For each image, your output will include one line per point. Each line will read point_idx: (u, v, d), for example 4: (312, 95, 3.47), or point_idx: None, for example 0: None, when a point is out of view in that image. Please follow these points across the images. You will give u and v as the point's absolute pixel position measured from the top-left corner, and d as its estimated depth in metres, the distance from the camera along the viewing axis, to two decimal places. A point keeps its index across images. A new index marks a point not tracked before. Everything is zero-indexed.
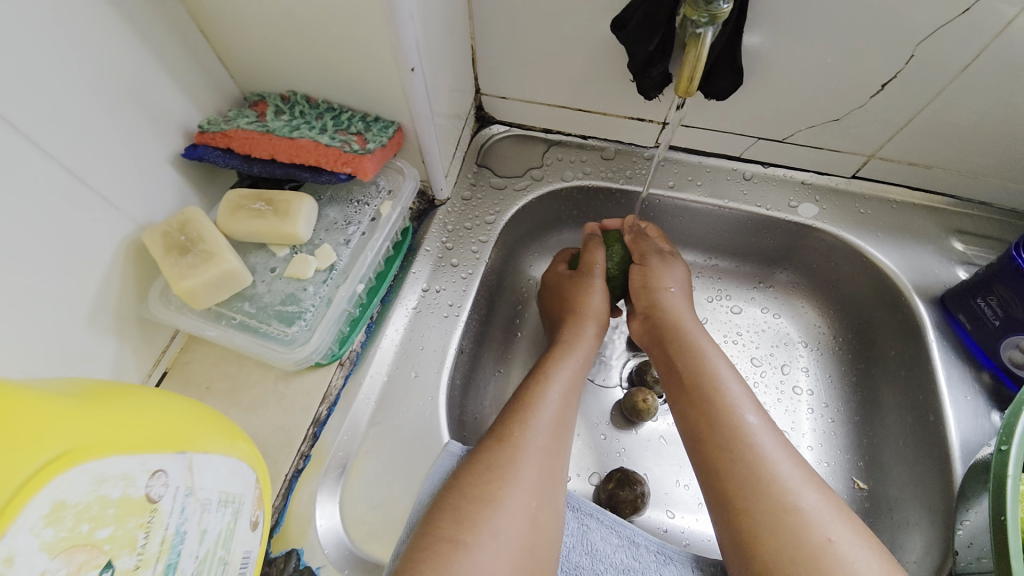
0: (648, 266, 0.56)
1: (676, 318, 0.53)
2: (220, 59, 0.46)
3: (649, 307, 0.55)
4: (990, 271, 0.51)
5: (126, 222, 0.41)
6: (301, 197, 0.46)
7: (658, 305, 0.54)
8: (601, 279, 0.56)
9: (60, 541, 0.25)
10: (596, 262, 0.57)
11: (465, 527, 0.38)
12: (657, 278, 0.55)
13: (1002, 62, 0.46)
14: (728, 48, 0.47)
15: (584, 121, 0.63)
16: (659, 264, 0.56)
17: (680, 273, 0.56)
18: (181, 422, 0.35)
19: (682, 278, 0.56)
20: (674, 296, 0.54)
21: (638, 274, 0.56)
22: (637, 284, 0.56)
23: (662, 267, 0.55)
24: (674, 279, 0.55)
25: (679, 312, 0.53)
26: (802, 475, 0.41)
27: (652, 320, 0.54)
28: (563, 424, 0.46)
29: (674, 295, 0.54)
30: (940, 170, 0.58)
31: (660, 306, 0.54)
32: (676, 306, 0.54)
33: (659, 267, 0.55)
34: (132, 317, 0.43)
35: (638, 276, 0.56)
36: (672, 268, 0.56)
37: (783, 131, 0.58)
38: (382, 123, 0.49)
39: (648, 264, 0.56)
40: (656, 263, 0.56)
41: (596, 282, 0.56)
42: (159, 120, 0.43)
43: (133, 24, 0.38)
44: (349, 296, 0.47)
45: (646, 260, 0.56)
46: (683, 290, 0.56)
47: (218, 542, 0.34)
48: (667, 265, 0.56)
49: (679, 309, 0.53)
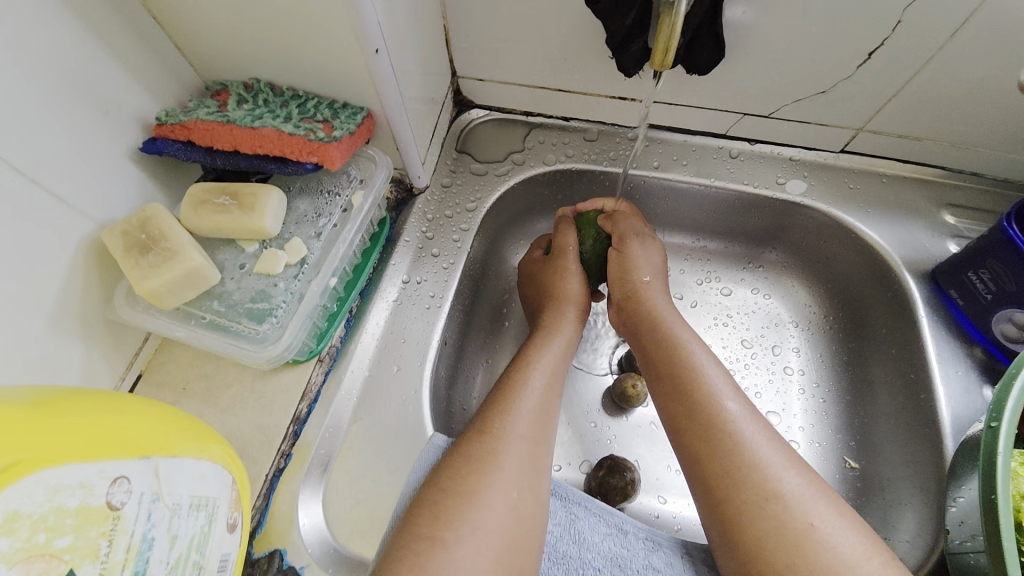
0: (626, 252, 0.54)
1: (652, 308, 0.52)
2: (177, 47, 0.44)
3: (625, 297, 0.53)
4: (980, 245, 0.50)
5: (84, 221, 0.39)
6: (267, 189, 0.44)
7: (636, 292, 0.53)
8: (574, 259, 0.56)
9: (16, 551, 0.24)
10: (567, 243, 0.56)
11: (443, 523, 0.37)
12: (634, 269, 0.53)
13: (993, 26, 0.44)
14: (708, 20, 0.46)
15: (564, 102, 0.61)
16: (637, 247, 0.54)
17: (655, 255, 0.55)
18: (144, 428, 0.34)
19: (658, 260, 0.55)
20: (650, 287, 0.53)
21: (617, 261, 0.54)
22: (615, 272, 0.55)
23: (640, 251, 0.54)
24: (649, 265, 0.54)
25: (655, 302, 0.52)
26: (785, 461, 0.40)
27: (628, 310, 0.53)
28: (547, 414, 0.46)
29: (652, 285, 0.53)
30: (930, 142, 0.56)
31: (637, 293, 0.53)
32: (653, 295, 0.53)
33: (637, 251, 0.54)
34: (98, 320, 0.42)
35: (616, 262, 0.54)
36: (649, 251, 0.54)
37: (769, 106, 0.57)
38: (350, 109, 0.47)
39: (627, 249, 0.54)
40: (633, 246, 0.54)
41: (570, 265, 0.55)
42: (113, 114, 0.41)
43: (77, 11, 0.36)
44: (321, 291, 0.45)
45: (625, 242, 0.54)
46: (659, 277, 0.54)
47: (191, 547, 0.33)
48: (644, 247, 0.54)
49: (655, 296, 0.53)
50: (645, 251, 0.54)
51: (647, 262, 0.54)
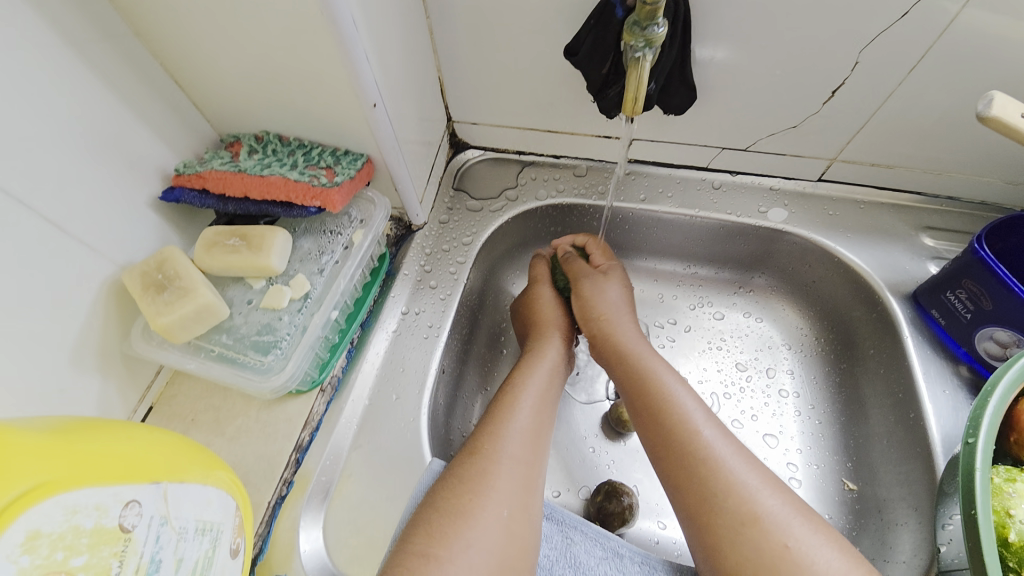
0: (584, 295, 0.57)
1: (617, 341, 0.54)
2: (196, 106, 0.49)
3: (595, 337, 0.56)
4: (956, 265, 0.51)
5: (106, 263, 0.43)
6: (274, 231, 0.48)
7: (600, 331, 0.55)
8: (546, 286, 0.60)
9: (36, 567, 0.26)
10: (540, 276, 0.61)
11: (437, 540, 0.38)
12: (592, 305, 0.57)
13: (945, 62, 0.47)
14: (678, 66, 0.50)
15: (553, 142, 0.65)
16: (590, 286, 0.58)
17: (615, 293, 0.57)
18: (157, 454, 0.36)
19: (618, 295, 0.57)
20: (610, 322, 0.55)
21: (578, 306, 0.58)
22: (579, 315, 0.58)
23: (593, 290, 0.57)
24: (608, 304, 0.57)
25: (621, 336, 0.54)
26: (759, 483, 0.41)
27: (598, 346, 0.55)
28: (538, 435, 0.47)
29: (610, 320, 0.55)
30: (904, 168, 0.59)
31: (601, 331, 0.55)
32: (615, 331, 0.55)
33: (592, 293, 0.57)
34: (116, 354, 0.45)
35: (578, 305, 0.58)
36: (604, 289, 0.57)
37: (745, 140, 0.60)
38: (351, 156, 0.51)
39: (582, 291, 0.58)
40: (589, 289, 0.57)
41: (544, 292, 0.60)
42: (137, 167, 0.45)
43: (109, 79, 0.41)
44: (323, 323, 0.48)
45: (578, 286, 0.58)
46: (622, 313, 0.56)
47: (196, 570, 0.35)
48: (597, 287, 0.57)
49: (620, 332, 0.54)
50: (602, 288, 0.57)
51: (604, 301, 0.57)
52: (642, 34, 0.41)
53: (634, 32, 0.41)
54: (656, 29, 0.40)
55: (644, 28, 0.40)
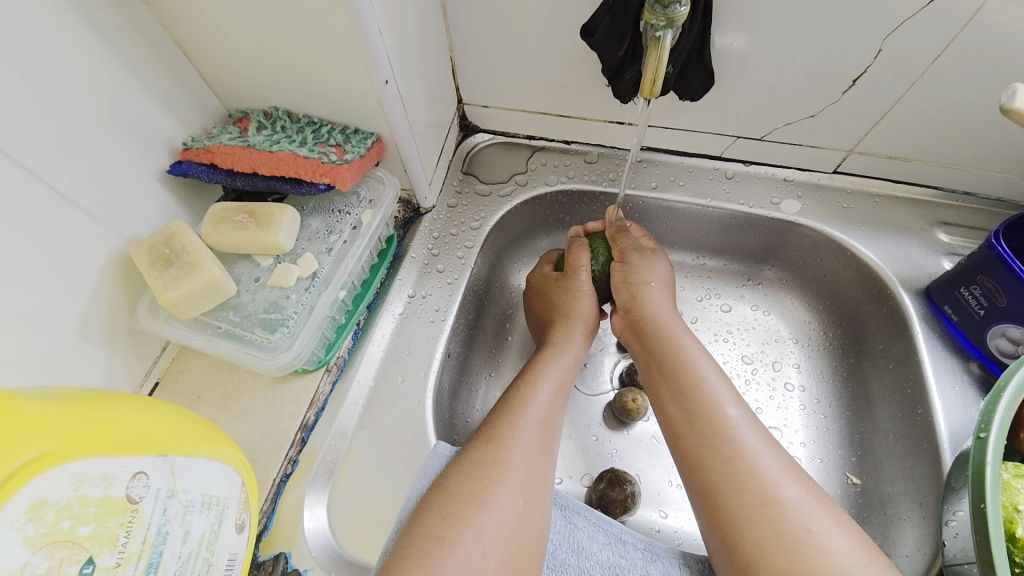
0: (631, 265, 0.56)
1: (655, 313, 0.53)
2: (205, 79, 0.48)
3: (630, 300, 0.55)
4: (971, 261, 0.51)
5: (113, 237, 0.43)
6: (282, 208, 0.48)
7: (638, 299, 0.54)
8: (586, 276, 0.57)
9: (40, 537, 0.26)
10: (581, 265, 0.57)
11: (449, 524, 0.38)
12: (637, 274, 0.55)
13: (970, 53, 0.46)
14: (696, 51, 0.48)
15: (564, 127, 0.64)
16: (639, 259, 0.56)
17: (661, 268, 0.56)
18: (165, 427, 0.36)
19: (664, 270, 0.56)
20: (654, 291, 0.54)
21: (620, 274, 0.56)
22: (618, 279, 0.56)
23: (642, 263, 0.56)
24: (655, 275, 0.55)
25: (661, 309, 0.53)
26: (782, 468, 0.41)
27: (632, 315, 0.54)
28: (551, 424, 0.47)
29: (654, 289, 0.54)
30: (921, 162, 0.58)
31: (640, 300, 0.54)
32: (657, 300, 0.54)
33: (641, 265, 0.56)
34: (122, 329, 0.44)
35: (620, 273, 0.56)
36: (651, 263, 0.56)
37: (760, 129, 0.59)
38: (361, 134, 0.50)
39: (631, 261, 0.56)
40: (637, 259, 0.56)
41: (582, 284, 0.56)
42: (145, 139, 0.45)
43: (116, 49, 0.40)
44: (331, 302, 0.48)
45: (629, 257, 0.56)
46: (664, 287, 0.56)
47: (202, 543, 0.35)
48: (646, 261, 0.56)
49: (658, 304, 0.54)
50: (646, 261, 0.56)
51: (653, 272, 0.55)
52: (663, 12, 0.40)
53: (655, 11, 0.40)
54: (678, 7, 0.39)
55: (665, 7, 0.39)
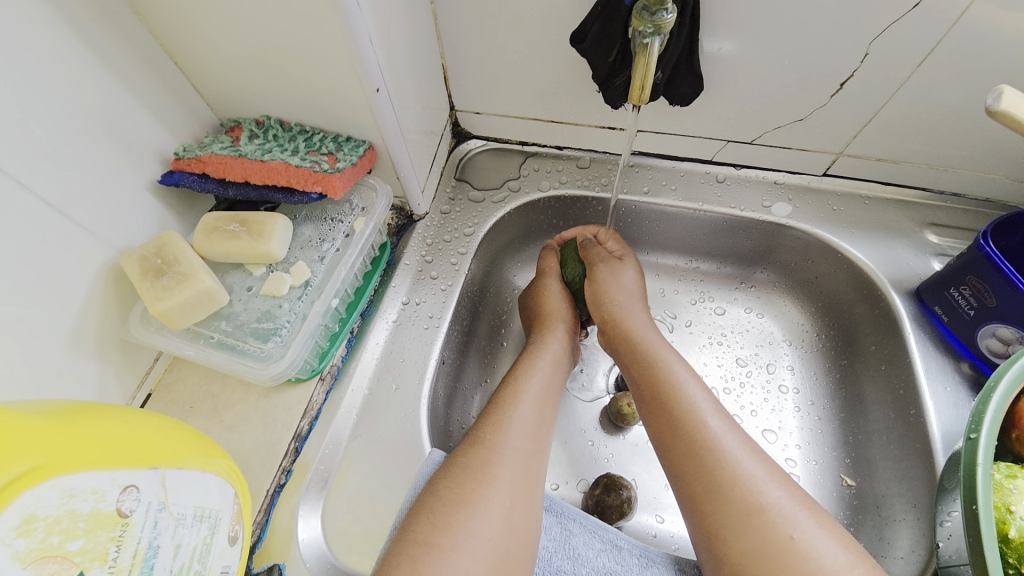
0: (598, 281, 0.56)
1: (628, 331, 0.53)
2: (196, 88, 0.48)
3: (604, 322, 0.55)
4: (960, 261, 0.51)
5: (104, 248, 0.43)
6: (274, 217, 0.48)
7: (610, 319, 0.55)
8: (556, 279, 0.60)
9: (31, 552, 0.26)
10: (550, 266, 0.61)
11: (441, 530, 0.38)
12: (604, 290, 0.56)
13: (955, 56, 0.46)
14: (685, 56, 0.49)
15: (556, 133, 0.65)
16: (606, 273, 0.57)
17: (629, 278, 0.57)
18: (156, 439, 0.36)
19: (632, 280, 0.57)
20: (623, 308, 0.55)
21: (590, 291, 0.57)
22: (590, 300, 0.57)
23: (608, 277, 0.56)
24: (623, 289, 0.56)
25: (633, 324, 0.53)
26: (765, 474, 0.41)
27: (610, 335, 0.55)
28: (540, 427, 0.47)
29: (624, 307, 0.55)
30: (910, 164, 0.59)
31: (611, 320, 0.54)
32: (629, 317, 0.54)
33: (608, 279, 0.56)
34: (114, 340, 0.44)
35: (590, 292, 0.57)
36: (619, 274, 0.57)
37: (750, 133, 0.59)
38: (353, 142, 0.50)
39: (597, 276, 0.57)
40: (602, 274, 0.57)
41: (550, 285, 0.59)
42: (137, 150, 0.45)
43: (107, 59, 0.40)
44: (324, 311, 0.48)
45: (595, 270, 0.57)
46: (635, 298, 0.56)
47: (194, 556, 0.35)
48: (613, 273, 0.57)
49: (631, 318, 0.54)
50: (612, 274, 0.57)
51: (619, 286, 0.56)
52: (650, 19, 0.40)
53: (643, 18, 0.40)
54: (665, 14, 0.40)
55: (653, 14, 0.40)
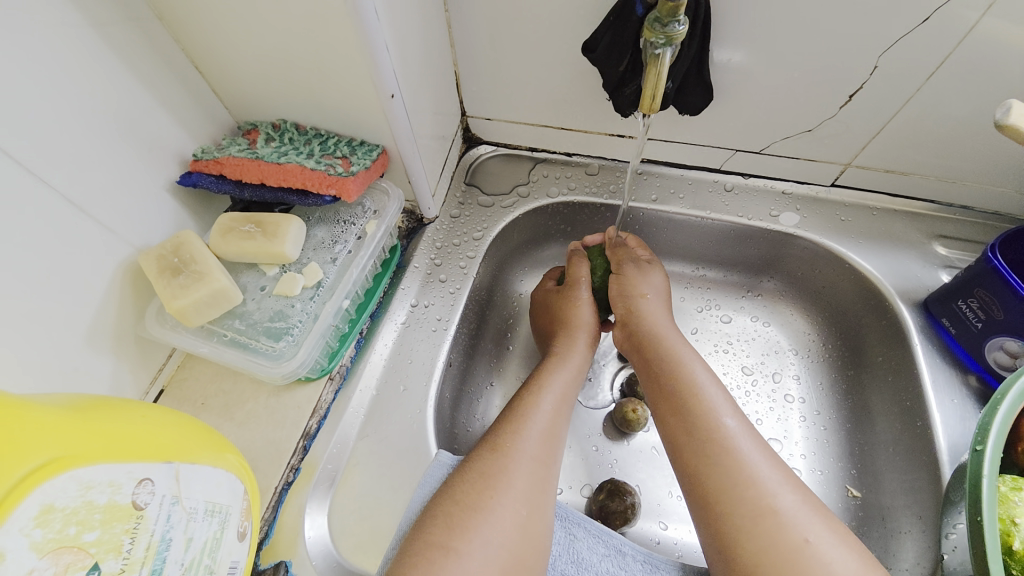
0: (624, 277, 0.56)
1: (652, 324, 0.53)
2: (215, 92, 0.50)
3: (627, 313, 0.55)
4: (968, 274, 0.51)
5: (122, 246, 0.44)
6: (289, 219, 0.49)
7: (635, 312, 0.55)
8: (586, 290, 0.57)
9: (48, 542, 0.26)
10: (580, 275, 0.58)
11: (456, 534, 0.39)
12: (633, 286, 0.56)
13: (963, 70, 0.47)
14: (695, 66, 0.50)
15: (566, 140, 0.65)
16: (634, 271, 0.57)
17: (657, 279, 0.57)
18: (170, 434, 0.36)
19: (660, 281, 0.57)
20: (650, 302, 0.55)
21: (615, 284, 0.56)
22: (614, 293, 0.56)
23: (637, 275, 0.56)
24: (650, 286, 0.56)
25: (656, 320, 0.54)
26: (779, 477, 0.41)
27: (630, 327, 0.54)
28: (555, 434, 0.47)
29: (651, 301, 0.55)
30: (918, 176, 0.59)
31: (636, 313, 0.54)
32: (654, 311, 0.54)
33: (635, 276, 0.56)
34: (130, 336, 0.45)
35: (615, 285, 0.56)
36: (648, 275, 0.57)
37: (758, 143, 0.60)
38: (366, 146, 0.51)
39: (625, 273, 0.56)
40: (632, 271, 0.56)
41: (582, 295, 0.57)
42: (156, 151, 0.46)
43: (130, 63, 0.42)
44: (335, 311, 0.49)
45: (622, 269, 0.57)
46: (660, 297, 0.56)
47: (204, 551, 0.35)
48: (642, 273, 0.57)
49: (655, 314, 0.54)
50: (642, 274, 0.57)
51: (647, 283, 0.56)
52: (662, 31, 0.41)
53: (654, 29, 0.41)
54: (677, 26, 0.41)
55: (665, 25, 0.40)
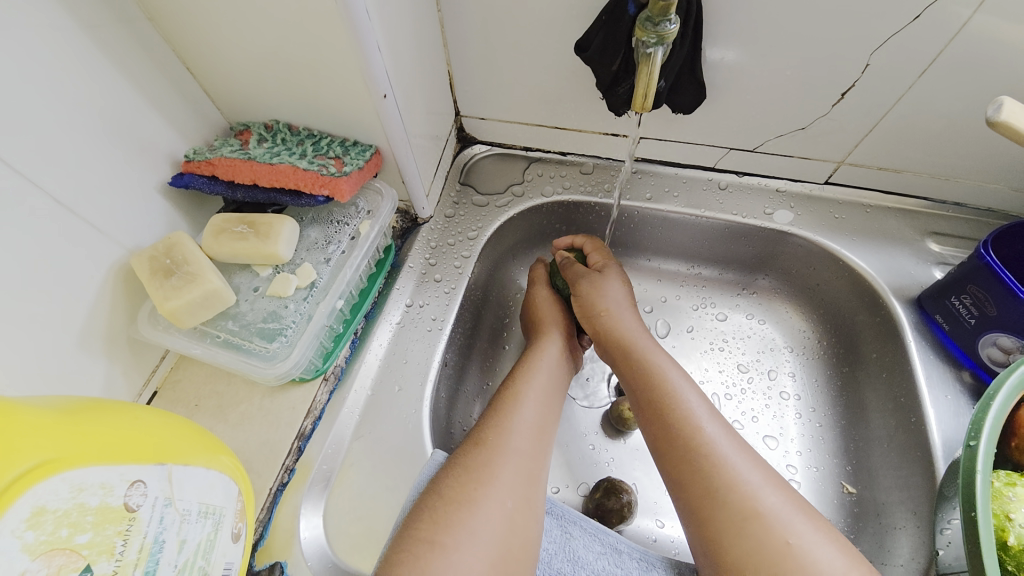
0: (582, 296, 0.56)
1: (621, 336, 0.53)
2: (207, 92, 0.49)
3: (595, 332, 0.55)
4: (961, 271, 0.52)
5: (114, 247, 0.43)
6: (282, 219, 0.48)
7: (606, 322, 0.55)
8: (545, 289, 0.61)
9: (41, 544, 0.26)
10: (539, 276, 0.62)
11: (441, 528, 0.39)
12: (592, 304, 0.56)
13: (956, 67, 0.47)
14: (688, 64, 0.50)
15: (560, 139, 0.66)
16: (588, 287, 0.57)
17: (615, 289, 0.56)
18: (162, 436, 0.36)
19: (618, 292, 0.56)
20: (612, 317, 0.54)
21: (577, 305, 0.57)
22: (580, 313, 0.57)
23: (593, 290, 0.56)
24: (610, 301, 0.56)
25: (626, 330, 0.54)
26: (762, 479, 0.41)
27: (600, 339, 0.55)
28: (543, 430, 0.47)
29: (613, 315, 0.55)
30: (911, 173, 0.59)
31: (606, 326, 0.54)
32: (619, 325, 0.54)
33: (591, 293, 0.56)
34: (122, 338, 0.45)
35: (579, 307, 0.57)
36: (605, 288, 0.56)
37: (752, 141, 0.60)
38: (360, 146, 0.51)
39: (581, 291, 0.57)
40: (586, 288, 0.57)
41: (541, 293, 0.61)
42: (148, 152, 0.46)
43: (121, 64, 0.41)
44: (328, 312, 0.49)
45: (578, 287, 0.57)
46: (624, 309, 0.56)
47: (198, 552, 0.35)
48: (595, 286, 0.56)
49: (625, 324, 0.54)
50: (596, 287, 0.56)
51: (604, 299, 0.56)
52: (654, 30, 0.41)
53: (646, 28, 0.41)
54: (669, 25, 0.40)
55: (656, 24, 0.40)
